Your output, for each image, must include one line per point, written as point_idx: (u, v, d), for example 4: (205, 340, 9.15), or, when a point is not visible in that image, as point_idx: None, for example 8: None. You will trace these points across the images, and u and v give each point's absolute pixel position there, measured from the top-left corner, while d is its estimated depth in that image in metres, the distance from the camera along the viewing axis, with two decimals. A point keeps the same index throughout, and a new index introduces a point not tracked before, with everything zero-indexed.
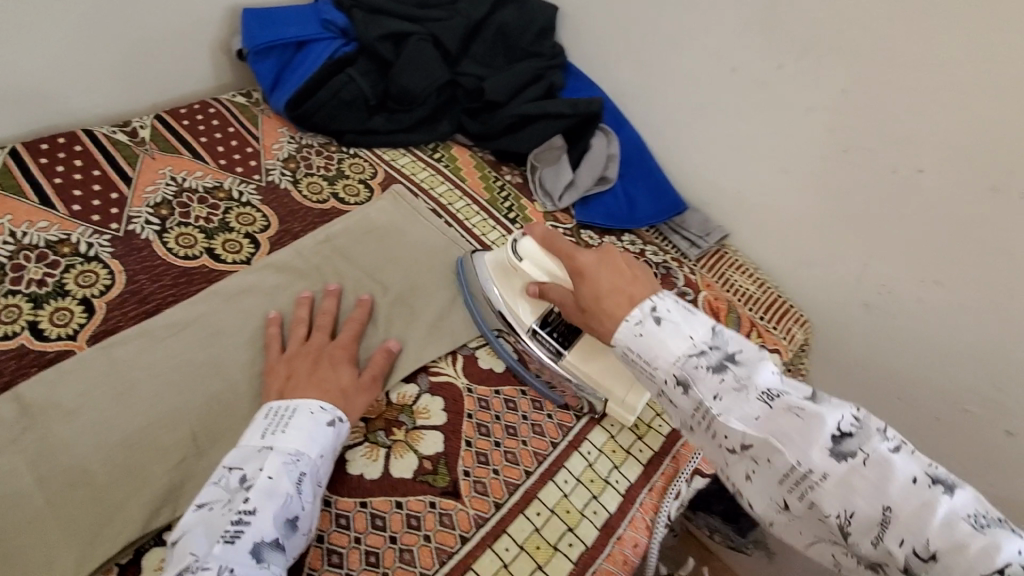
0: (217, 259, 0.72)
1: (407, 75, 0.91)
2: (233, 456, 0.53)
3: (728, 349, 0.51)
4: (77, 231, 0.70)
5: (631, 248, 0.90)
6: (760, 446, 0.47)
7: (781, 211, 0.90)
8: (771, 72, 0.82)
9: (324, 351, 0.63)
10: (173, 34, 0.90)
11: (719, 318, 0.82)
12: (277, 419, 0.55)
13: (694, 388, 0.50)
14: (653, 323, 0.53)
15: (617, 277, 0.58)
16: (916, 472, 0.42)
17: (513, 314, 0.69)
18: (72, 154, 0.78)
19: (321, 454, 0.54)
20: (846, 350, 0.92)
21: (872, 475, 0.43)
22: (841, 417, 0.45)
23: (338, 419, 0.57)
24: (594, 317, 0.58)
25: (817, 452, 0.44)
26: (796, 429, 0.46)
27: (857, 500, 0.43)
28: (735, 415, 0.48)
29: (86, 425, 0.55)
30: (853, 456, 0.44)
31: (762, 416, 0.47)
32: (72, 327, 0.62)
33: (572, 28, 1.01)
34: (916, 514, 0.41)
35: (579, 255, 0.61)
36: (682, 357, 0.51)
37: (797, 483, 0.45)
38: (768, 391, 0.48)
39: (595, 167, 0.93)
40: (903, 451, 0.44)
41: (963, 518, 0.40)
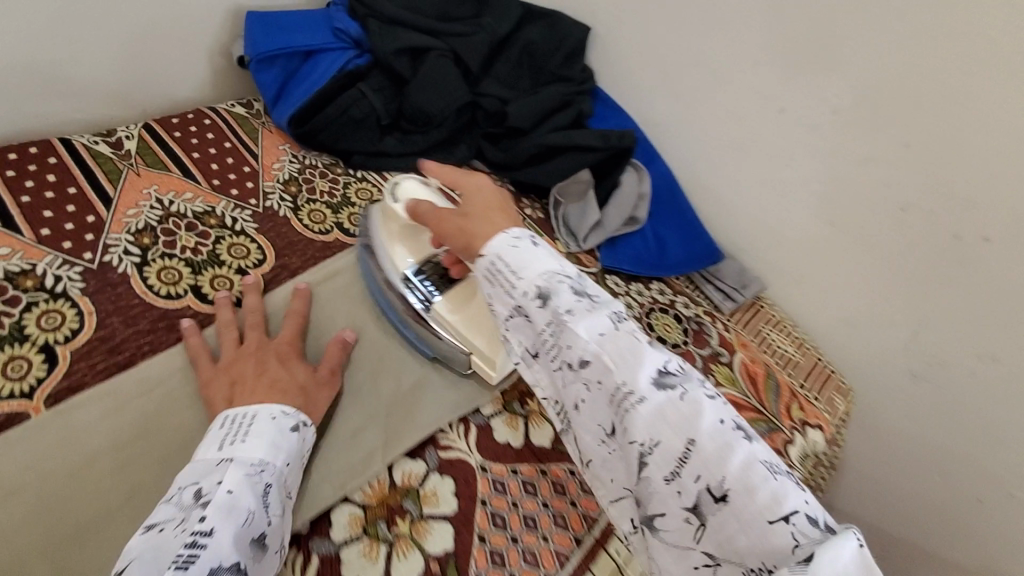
0: (203, 300, 0.64)
1: (424, 94, 0.83)
2: (186, 475, 0.46)
3: (589, 283, 0.49)
4: (44, 260, 0.62)
5: (659, 298, 0.83)
6: (596, 368, 0.44)
7: (825, 266, 0.83)
8: (823, 118, 0.74)
9: (265, 349, 0.59)
10: (166, 37, 0.81)
11: (757, 385, 0.76)
12: (234, 428, 0.50)
13: (550, 300, 0.46)
14: (529, 243, 0.50)
15: (500, 201, 0.57)
16: (725, 418, 0.42)
17: (389, 260, 0.67)
18: (43, 167, 0.69)
19: (287, 463, 0.50)
20: (887, 416, 0.86)
21: (687, 410, 0.42)
22: (670, 359, 0.45)
23: (300, 425, 0.53)
24: (473, 223, 0.54)
25: (646, 378, 0.43)
26: (631, 354, 0.44)
27: (665, 431, 0.41)
28: (581, 327, 0.45)
29: (37, 509, 0.48)
30: (674, 390, 0.43)
31: (606, 335, 0.45)
32: (29, 381, 0.53)
33: (605, 51, 0.93)
34: (718, 454, 0.40)
35: (471, 176, 0.59)
36: (548, 272, 0.47)
37: (619, 409, 0.43)
38: (616, 315, 0.46)
39: (624, 206, 0.85)
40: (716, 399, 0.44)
41: (760, 463, 0.40)
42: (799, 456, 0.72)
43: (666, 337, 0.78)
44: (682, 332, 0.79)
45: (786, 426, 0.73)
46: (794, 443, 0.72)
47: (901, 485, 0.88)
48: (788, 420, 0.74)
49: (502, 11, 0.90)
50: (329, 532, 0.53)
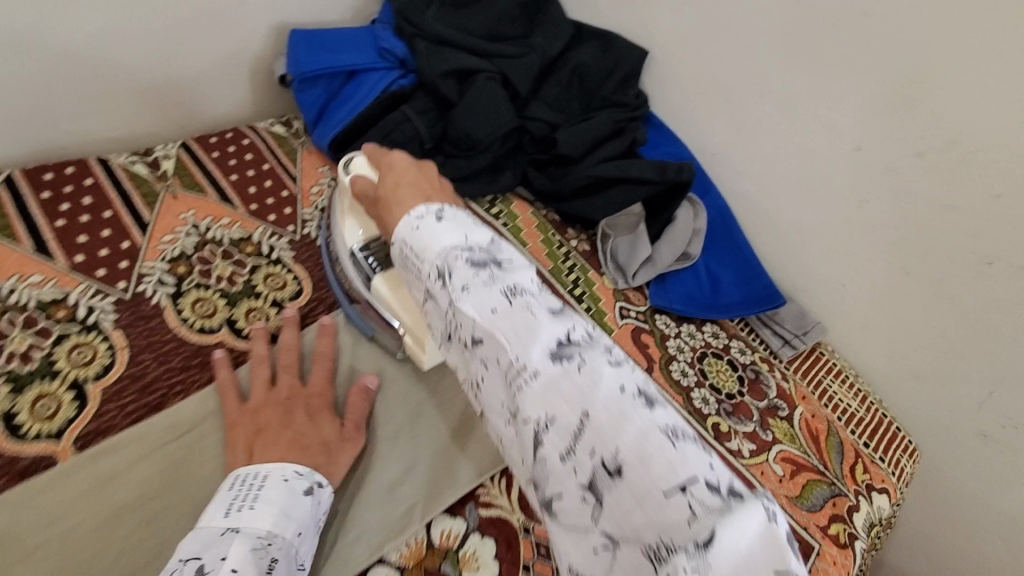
0: (238, 335, 0.61)
1: (470, 119, 0.79)
2: (187, 545, 0.42)
3: (499, 255, 0.45)
4: (77, 289, 0.59)
5: (713, 342, 0.78)
6: (490, 342, 0.40)
7: (894, 314, 0.77)
8: (905, 160, 0.69)
9: (295, 397, 0.55)
10: (209, 53, 0.79)
11: (819, 443, 0.71)
12: (243, 492, 0.46)
13: (446, 279, 0.43)
14: (433, 221, 0.48)
15: (419, 177, 0.56)
16: (628, 385, 0.37)
17: (341, 234, 0.65)
18: (80, 189, 0.66)
19: (298, 533, 0.45)
20: (953, 476, 0.80)
21: (581, 380, 0.36)
22: (573, 329, 0.40)
23: (316, 486, 0.49)
24: (384, 203, 0.54)
25: (536, 350, 0.38)
26: (523, 325, 0.39)
27: (559, 405, 0.36)
28: (470, 302, 0.41)
29: (59, 565, 0.45)
30: (571, 361, 0.37)
31: (498, 309, 0.40)
32: (57, 421, 0.51)
33: (660, 76, 0.89)
34: (612, 423, 0.35)
35: (396, 154, 0.59)
36: (446, 249, 0.44)
37: (513, 385, 0.38)
38: (513, 287, 0.41)
39: (678, 243, 0.80)
40: (622, 365, 0.38)
41: (660, 430, 0.34)
42: (864, 525, 0.66)
43: (720, 386, 0.73)
44: (737, 381, 0.74)
45: (850, 491, 0.68)
46: (859, 510, 0.67)
47: (965, 549, 0.82)
48: (852, 484, 0.69)
49: (554, 32, 0.87)
50: None
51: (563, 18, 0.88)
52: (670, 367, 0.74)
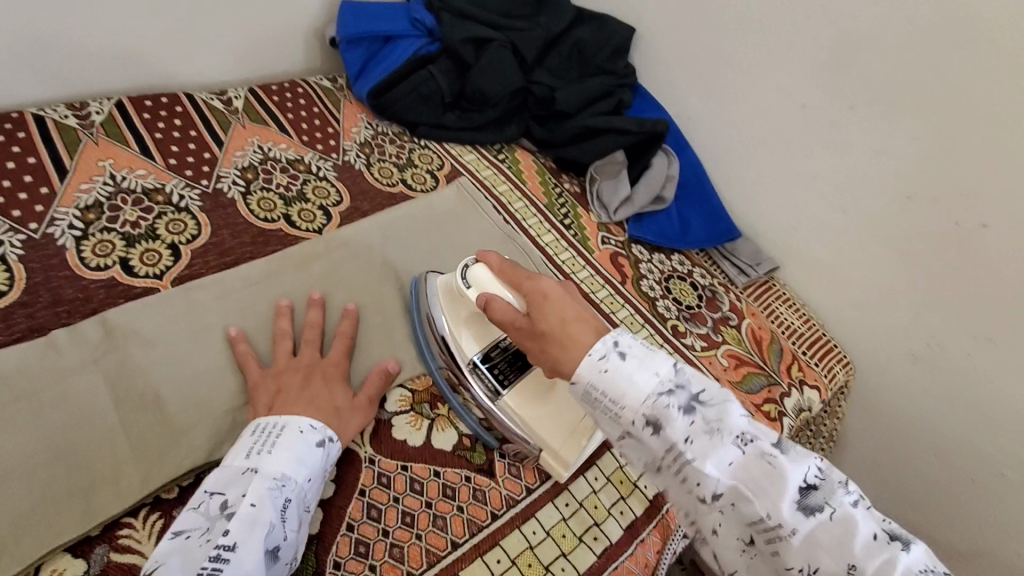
0: (293, 226, 0.77)
1: (483, 77, 0.96)
2: (214, 480, 0.51)
3: (698, 390, 0.48)
4: (171, 183, 0.76)
5: (679, 267, 0.92)
6: (730, 494, 0.45)
7: (835, 251, 0.91)
8: (841, 115, 0.84)
9: (315, 368, 0.62)
10: (274, 17, 0.97)
11: (762, 347, 0.84)
12: (262, 438, 0.54)
13: (665, 430, 0.47)
14: (618, 359, 0.50)
15: (574, 306, 0.56)
16: (875, 528, 0.41)
17: (456, 347, 0.65)
18: (172, 114, 0.84)
19: (309, 478, 0.53)
20: (887, 396, 0.92)
21: (837, 530, 0.41)
22: (807, 469, 0.44)
23: (327, 440, 0.56)
24: (555, 343, 0.53)
25: (784, 502, 0.42)
26: (765, 477, 0.44)
27: (821, 555, 0.41)
28: (707, 460, 0.45)
29: (164, 354, 0.60)
30: (820, 510, 0.42)
31: (734, 462, 0.45)
32: (160, 267, 0.67)
33: (647, 52, 1.04)
34: (878, 572, 0.39)
35: (544, 281, 0.58)
36: (653, 396, 0.48)
37: (765, 533, 0.43)
38: (740, 435, 0.46)
39: (654, 185, 0.95)
40: (861, 504, 0.43)
41: (918, 574, 0.39)
42: (794, 408, 0.79)
43: (682, 299, 0.87)
44: (697, 297, 0.88)
45: (784, 381, 0.81)
46: (790, 396, 0.80)
47: (898, 463, 0.94)
48: (787, 377, 0.82)
49: (558, 13, 1.03)
50: (384, 404, 0.65)
51: (567, 1, 1.05)
52: (640, 282, 0.88)
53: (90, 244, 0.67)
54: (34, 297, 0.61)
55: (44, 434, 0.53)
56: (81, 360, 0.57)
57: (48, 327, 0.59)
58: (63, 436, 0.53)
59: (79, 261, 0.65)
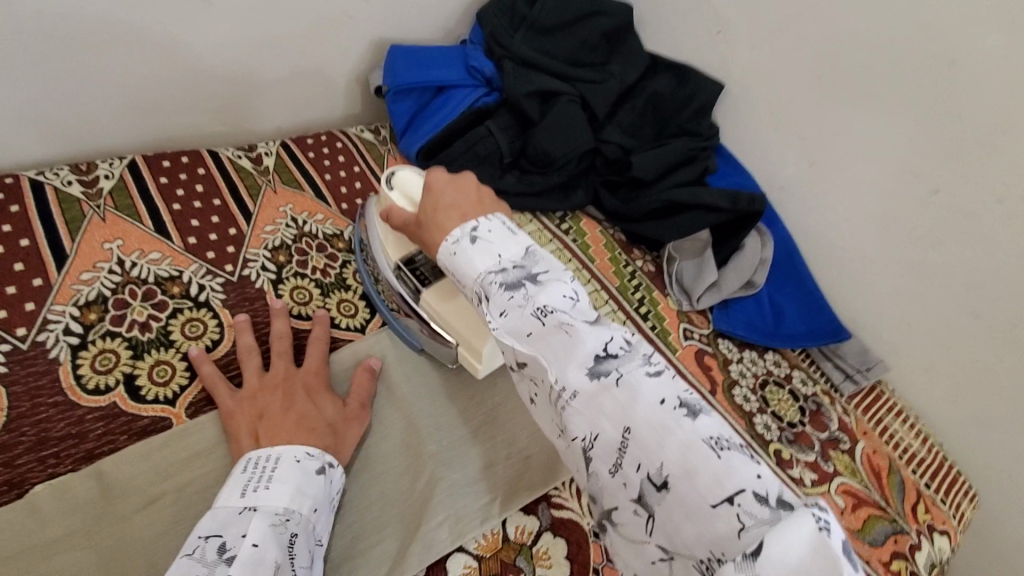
0: (332, 324, 0.65)
1: (550, 137, 0.83)
2: (207, 524, 0.44)
3: (533, 269, 0.48)
4: (190, 268, 0.64)
5: (775, 370, 0.79)
6: (533, 364, 0.44)
7: (958, 361, 0.77)
8: (984, 207, 0.70)
9: (294, 378, 0.57)
10: (313, 60, 0.85)
11: (881, 481, 0.71)
12: (256, 474, 0.48)
13: (485, 305, 0.47)
14: (468, 243, 0.51)
15: (457, 194, 0.57)
16: (667, 396, 0.39)
17: (382, 249, 0.64)
18: (193, 177, 0.72)
19: (314, 510, 0.47)
20: (1015, 534, 0.77)
21: (622, 396, 0.39)
22: (608, 339, 0.42)
23: (327, 465, 0.50)
24: (428, 231, 0.57)
25: (573, 369, 0.41)
26: (560, 345, 0.42)
27: (603, 421, 0.39)
28: (508, 331, 0.44)
29: (172, 520, 0.49)
30: (608, 376, 0.40)
31: (533, 333, 0.43)
32: (172, 387, 0.55)
33: (734, 111, 0.91)
34: (654, 436, 0.37)
35: (433, 173, 0.60)
36: (482, 273, 0.48)
37: (557, 402, 0.42)
38: (544, 307, 0.44)
39: (744, 269, 0.82)
40: (660, 375, 0.40)
41: (703, 441, 0.36)
42: (925, 563, 0.66)
43: (782, 413, 0.74)
44: (799, 411, 0.75)
45: (911, 529, 0.68)
46: (920, 549, 0.67)
47: None
48: (913, 522, 0.69)
49: (633, 62, 0.92)
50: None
51: (641, 50, 0.93)
52: (731, 391, 0.75)
53: (88, 357, 0.55)
54: (15, 439, 0.49)
55: None
56: (71, 531, 0.46)
57: (29, 481, 0.48)
58: None
59: (74, 383, 0.53)
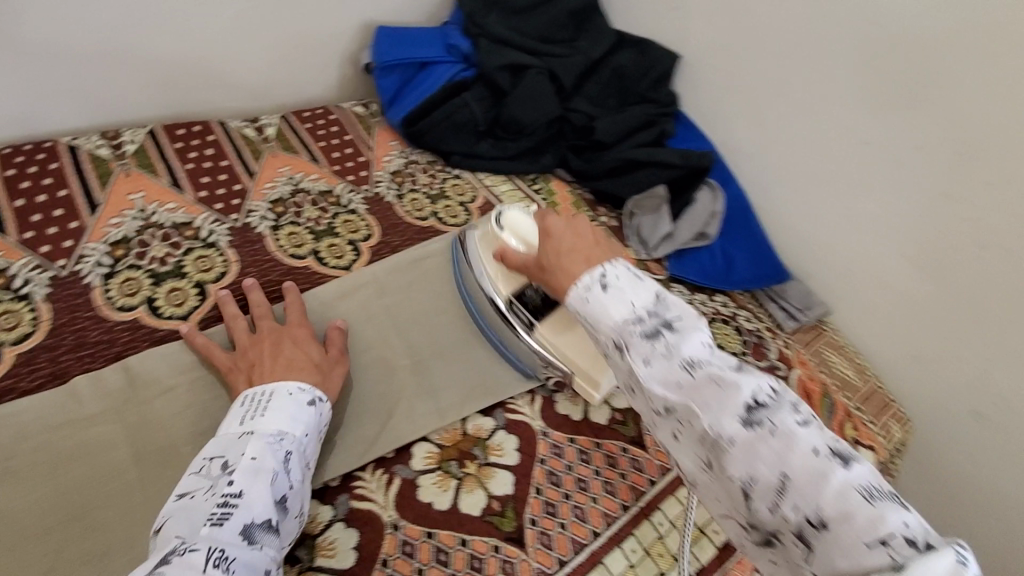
0: (322, 263, 0.75)
1: (520, 106, 0.92)
2: (212, 446, 0.51)
3: (668, 314, 0.47)
4: (200, 216, 0.74)
5: (722, 309, 0.87)
6: (681, 410, 0.44)
7: (890, 298, 0.84)
8: (907, 152, 0.77)
9: (281, 334, 0.62)
10: (309, 42, 0.95)
11: (812, 401, 0.79)
12: (254, 406, 0.54)
13: (626, 354, 0.46)
14: (599, 290, 0.49)
15: (582, 236, 0.56)
16: (819, 444, 0.40)
17: (490, 283, 0.69)
18: (205, 143, 0.83)
19: (306, 434, 0.54)
20: (948, 458, 0.84)
21: (777, 443, 0.40)
22: (759, 386, 0.42)
23: (317, 400, 0.57)
24: (552, 275, 0.56)
25: (727, 418, 0.41)
26: (714, 396, 0.42)
27: (760, 466, 0.40)
28: (656, 381, 0.44)
29: (184, 404, 0.59)
30: (762, 426, 0.41)
31: (683, 383, 0.43)
32: (185, 308, 0.66)
33: (690, 80, 1.00)
34: (813, 482, 0.38)
35: (548, 218, 0.60)
36: (621, 323, 0.47)
37: (711, 448, 0.42)
38: (691, 360, 0.44)
39: (695, 222, 0.91)
40: (811, 423, 0.41)
41: (856, 489, 0.37)
42: None
43: (726, 344, 0.82)
44: (741, 343, 0.83)
45: None
46: None
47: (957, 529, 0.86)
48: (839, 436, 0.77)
49: (599, 37, 1.00)
50: (408, 461, 0.61)
51: (607, 26, 1.01)
52: None
53: (116, 282, 0.66)
54: (58, 341, 0.60)
55: (61, 488, 0.52)
56: (103, 409, 0.57)
57: (69, 373, 0.59)
58: (82, 491, 0.52)
59: (104, 301, 0.64)
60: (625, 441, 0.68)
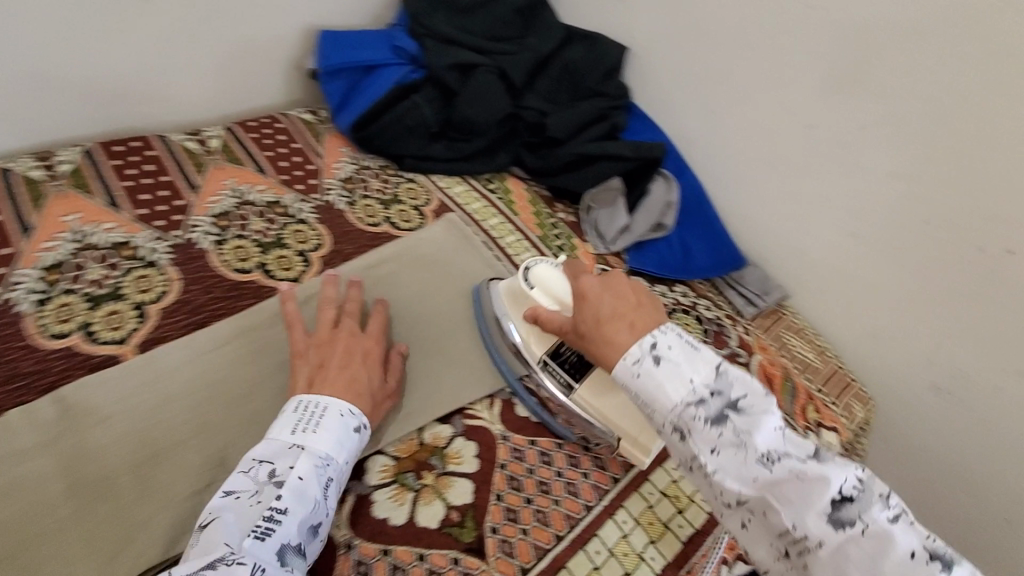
0: (269, 276, 0.73)
1: (470, 105, 0.91)
2: (264, 449, 0.54)
3: (731, 395, 0.50)
4: (140, 235, 0.72)
5: (682, 300, 0.87)
6: (757, 499, 0.47)
7: (846, 279, 0.85)
8: (850, 133, 0.78)
9: (355, 344, 0.63)
10: (250, 50, 0.93)
11: (773, 386, 0.79)
12: (307, 417, 0.56)
13: (691, 439, 0.49)
14: (651, 363, 0.52)
15: (620, 300, 0.57)
16: (910, 542, 0.43)
17: (524, 345, 0.69)
18: (144, 159, 0.80)
19: (347, 461, 0.56)
20: (911, 433, 0.85)
21: (868, 541, 0.43)
22: (845, 479, 0.45)
23: (362, 427, 0.58)
24: (592, 343, 0.57)
25: (811, 516, 0.44)
26: (795, 492, 0.45)
27: (849, 566, 0.43)
28: (731, 473, 0.48)
29: (122, 431, 0.57)
30: (852, 525, 0.44)
31: (759, 478, 0.47)
32: (123, 331, 0.64)
33: (640, 71, 0.99)
34: None
35: (584, 280, 0.60)
36: (681, 406, 0.49)
37: (792, 539, 0.46)
38: (768, 453, 0.47)
39: (652, 214, 0.91)
40: (900, 519, 0.44)
41: None
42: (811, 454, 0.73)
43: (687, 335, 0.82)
44: (702, 332, 0.83)
45: (798, 425, 0.75)
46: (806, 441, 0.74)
47: (924, 503, 0.87)
48: (801, 420, 0.76)
49: (548, 33, 0.99)
50: (364, 476, 0.60)
51: (555, 21, 1.00)
52: None
53: (49, 309, 0.63)
54: None
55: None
56: (37, 442, 0.55)
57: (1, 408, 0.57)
58: (15, 529, 0.51)
59: (37, 329, 0.62)
60: (587, 440, 0.67)
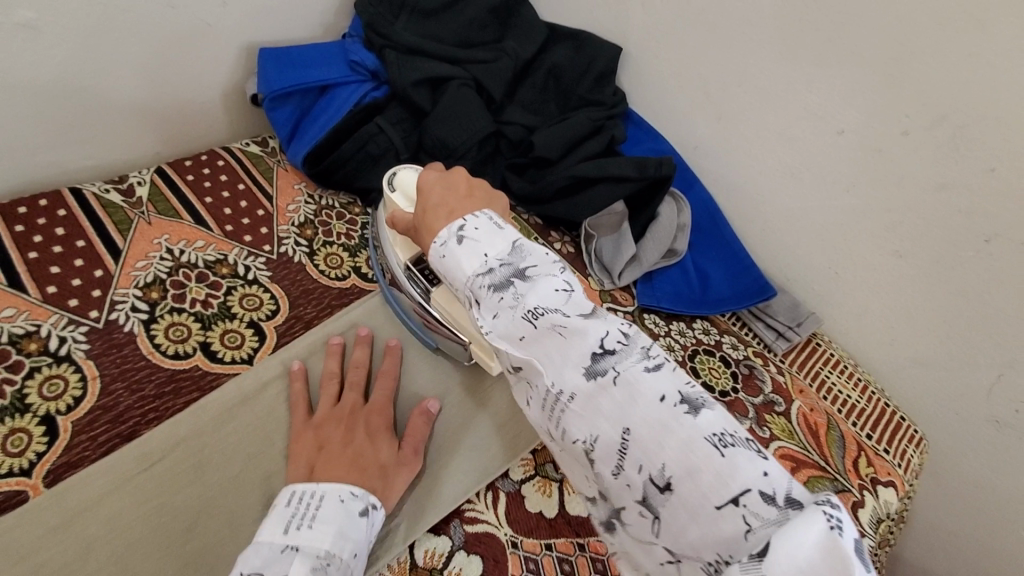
0: (213, 357, 0.61)
1: (444, 126, 0.78)
2: (251, 560, 0.44)
3: (521, 263, 0.46)
4: (49, 321, 0.59)
5: (704, 339, 0.77)
6: (528, 364, 0.42)
7: (888, 303, 0.74)
8: (891, 140, 0.66)
9: (358, 415, 0.57)
10: (180, 78, 0.79)
11: (818, 438, 0.69)
12: (302, 510, 0.48)
13: (478, 309, 0.45)
14: (456, 243, 0.48)
15: (451, 194, 0.54)
16: (667, 392, 0.38)
17: (393, 251, 0.65)
18: (53, 220, 0.66)
19: (354, 554, 0.46)
20: (971, 474, 0.74)
21: (619, 394, 0.38)
22: (607, 334, 0.41)
23: (371, 507, 0.50)
24: (420, 232, 0.54)
25: (570, 370, 0.40)
26: (557, 348, 0.41)
27: (602, 423, 0.38)
28: (503, 334, 0.44)
29: None
30: (605, 375, 0.39)
31: (527, 336, 0.42)
32: (27, 457, 0.51)
33: (637, 72, 0.87)
34: (655, 436, 0.37)
35: (425, 174, 0.58)
36: (471, 277, 0.46)
37: (554, 404, 0.41)
38: (535, 310, 0.42)
39: (663, 240, 0.79)
40: (660, 370, 0.39)
41: (707, 439, 0.36)
42: (871, 521, 0.64)
43: (714, 384, 0.71)
44: (731, 378, 0.72)
45: (854, 486, 0.66)
46: (864, 506, 0.65)
47: (990, 551, 0.76)
48: (856, 478, 0.67)
49: (527, 35, 0.86)
50: None
51: (534, 20, 0.87)
52: None
53: None
54: None
55: None
56: None
57: None
58: None
59: None
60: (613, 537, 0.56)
